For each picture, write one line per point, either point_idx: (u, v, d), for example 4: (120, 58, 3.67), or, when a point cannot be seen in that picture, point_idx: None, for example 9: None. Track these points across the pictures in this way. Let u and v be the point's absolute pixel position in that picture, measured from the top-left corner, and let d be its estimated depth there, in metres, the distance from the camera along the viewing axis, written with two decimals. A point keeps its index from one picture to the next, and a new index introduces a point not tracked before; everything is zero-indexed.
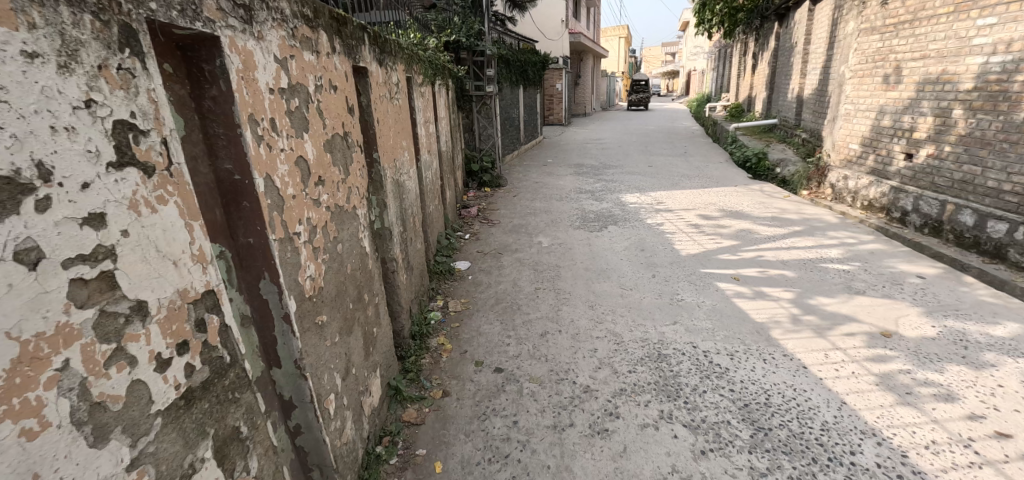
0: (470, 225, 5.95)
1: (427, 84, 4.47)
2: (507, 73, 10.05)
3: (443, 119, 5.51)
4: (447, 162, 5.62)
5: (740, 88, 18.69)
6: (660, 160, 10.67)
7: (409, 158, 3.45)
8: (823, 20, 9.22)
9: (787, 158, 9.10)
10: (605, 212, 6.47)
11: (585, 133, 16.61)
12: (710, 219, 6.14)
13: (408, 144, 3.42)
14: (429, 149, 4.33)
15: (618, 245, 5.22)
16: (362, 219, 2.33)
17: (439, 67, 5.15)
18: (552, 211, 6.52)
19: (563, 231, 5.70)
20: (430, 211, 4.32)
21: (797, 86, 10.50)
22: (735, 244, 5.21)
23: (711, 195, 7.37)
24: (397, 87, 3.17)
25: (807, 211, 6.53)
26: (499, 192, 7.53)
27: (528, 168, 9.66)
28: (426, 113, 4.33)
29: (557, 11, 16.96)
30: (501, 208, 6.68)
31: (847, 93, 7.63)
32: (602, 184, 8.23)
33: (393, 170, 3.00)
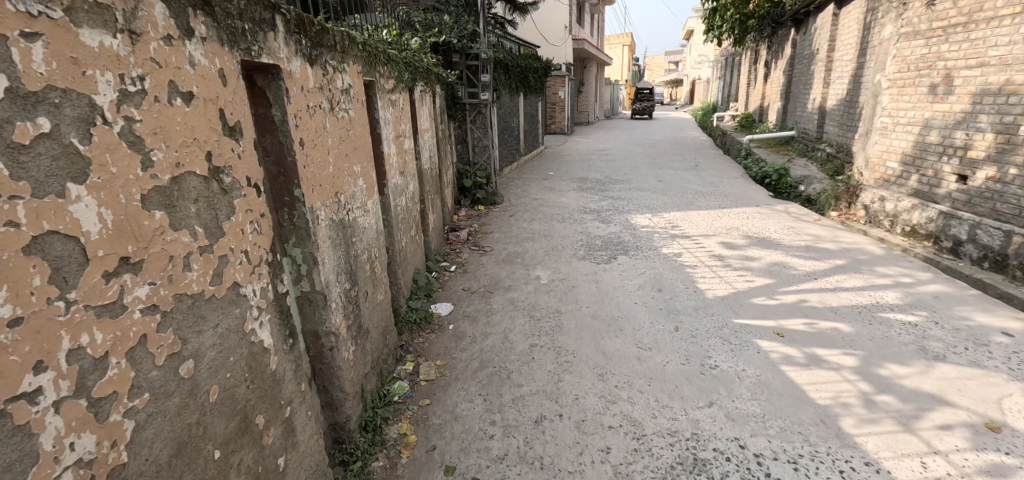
0: (457, 253, 5.12)
1: (404, 91, 3.64)
2: (505, 80, 9.27)
3: (427, 131, 4.68)
4: (430, 181, 4.79)
5: (751, 97, 17.86)
6: (670, 174, 9.87)
7: (366, 187, 2.62)
8: (852, 25, 8.42)
9: (812, 175, 8.27)
10: (613, 237, 5.64)
11: (589, 142, 15.82)
12: (735, 248, 5.31)
13: (364, 168, 2.59)
14: (402, 170, 3.50)
15: (630, 282, 4.37)
16: (258, 299, 1.49)
17: (421, 72, 4.34)
18: (553, 235, 5.70)
19: (566, 263, 4.87)
20: (402, 246, 3.49)
21: (819, 96, 9.71)
22: (769, 284, 4.36)
23: (732, 218, 6.54)
24: (347, 93, 2.34)
25: (846, 239, 5.69)
26: (494, 211, 6.73)
27: (527, 183, 8.84)
28: (401, 125, 3.50)
29: (561, 15, 16.23)
30: (495, 231, 5.87)
31: (884, 105, 6.83)
32: (609, 202, 7.43)
33: (334, 207, 2.16)
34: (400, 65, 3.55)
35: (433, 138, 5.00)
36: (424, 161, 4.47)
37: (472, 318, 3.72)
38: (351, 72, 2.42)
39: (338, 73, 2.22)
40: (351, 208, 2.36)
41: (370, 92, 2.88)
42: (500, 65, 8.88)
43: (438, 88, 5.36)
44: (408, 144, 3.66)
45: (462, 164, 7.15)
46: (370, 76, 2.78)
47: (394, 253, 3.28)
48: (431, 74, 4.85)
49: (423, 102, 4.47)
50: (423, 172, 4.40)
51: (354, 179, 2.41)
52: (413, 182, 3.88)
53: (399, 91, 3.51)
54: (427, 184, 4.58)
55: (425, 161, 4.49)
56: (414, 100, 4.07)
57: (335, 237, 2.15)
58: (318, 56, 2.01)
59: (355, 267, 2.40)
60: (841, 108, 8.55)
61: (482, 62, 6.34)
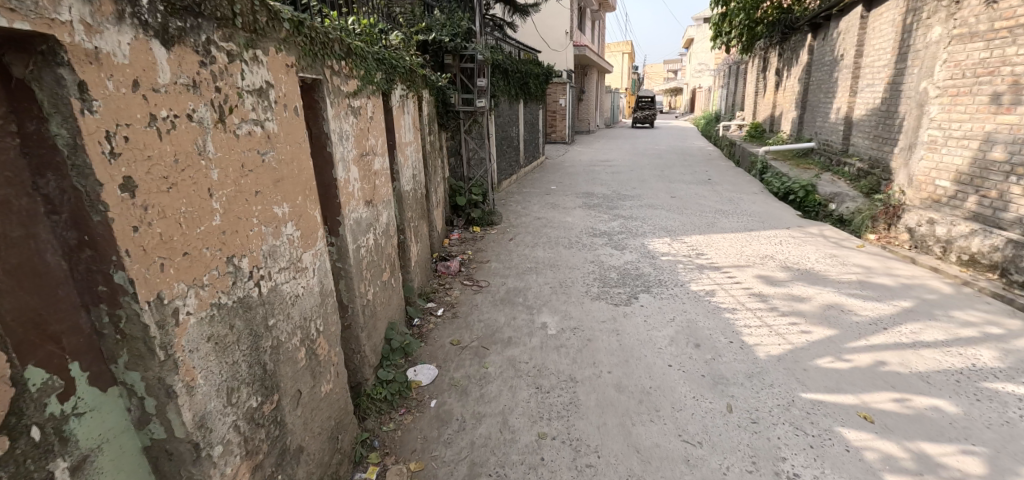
0: (447, 289, 4.26)
1: (375, 94, 2.81)
2: (504, 86, 8.44)
3: (410, 144, 3.84)
4: (414, 204, 3.94)
5: (759, 107, 17.13)
6: (683, 189, 9.05)
7: (301, 234, 1.76)
8: (885, 27, 7.64)
9: (843, 192, 7.45)
10: (630, 268, 4.78)
11: (591, 153, 15.00)
12: (777, 285, 4.46)
13: (298, 207, 1.74)
14: (370, 199, 2.65)
15: (659, 334, 3.49)
16: None
17: (402, 72, 3.51)
18: (559, 265, 4.85)
19: (578, 303, 4.00)
20: (369, 300, 2.61)
21: (845, 105, 8.93)
22: (831, 337, 3.50)
23: (763, 243, 5.70)
24: (263, 96, 1.52)
25: (903, 273, 4.85)
26: (491, 233, 5.87)
27: (527, 198, 7.99)
28: (369, 139, 2.66)
29: (562, 20, 15.45)
30: (492, 258, 5.02)
31: (932, 115, 6.04)
32: (620, 221, 6.59)
33: (223, 283, 1.30)
34: (369, 61, 2.72)
35: (418, 152, 4.17)
36: (405, 180, 3.61)
37: (461, 390, 2.84)
38: (272, 65, 1.59)
39: (238, 64, 1.39)
40: (268, 273, 1.52)
41: (314, 96, 2.06)
42: (499, 70, 8.06)
43: (425, 93, 4.54)
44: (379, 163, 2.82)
45: (455, 178, 6.29)
46: (314, 72, 1.94)
47: (354, 313, 2.42)
48: (415, 77, 4.03)
49: (404, 108, 3.64)
50: (403, 195, 3.54)
51: (275, 224, 1.57)
52: (387, 210, 3.03)
53: (369, 95, 2.67)
54: (409, 209, 3.71)
55: (406, 181, 3.65)
56: (392, 107, 3.25)
57: (229, 330, 1.32)
58: (188, 31, 1.20)
59: (275, 363, 1.55)
60: (874, 119, 7.75)
61: (478, 64, 5.52)
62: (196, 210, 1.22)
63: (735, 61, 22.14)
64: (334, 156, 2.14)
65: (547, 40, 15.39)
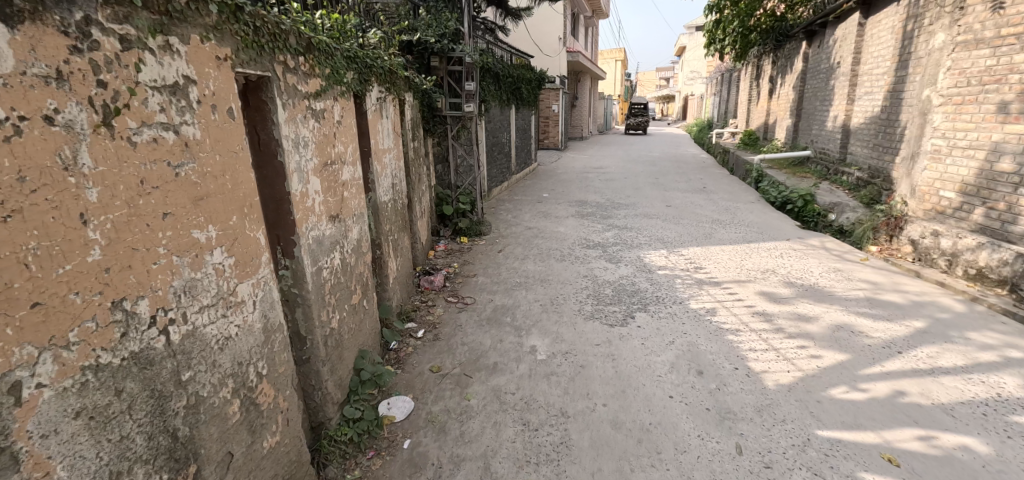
0: (429, 307, 3.95)
1: (344, 96, 2.51)
2: (494, 91, 8.16)
3: (389, 151, 3.54)
4: (394, 215, 3.64)
5: (752, 114, 17.00)
6: (678, 198, 8.80)
7: (234, 261, 1.53)
8: (884, 34, 7.46)
9: (843, 201, 7.23)
10: (625, 284, 4.49)
11: (584, 159, 14.74)
12: (781, 302, 4.20)
13: (230, 228, 1.50)
14: (336, 213, 2.34)
15: (658, 360, 3.20)
16: None
17: (379, 73, 3.21)
18: (550, 279, 4.56)
19: (570, 323, 3.71)
20: (334, 327, 2.30)
21: (842, 113, 8.74)
22: (844, 363, 3.24)
23: (764, 256, 5.44)
24: (178, 93, 1.31)
25: (911, 289, 4.61)
26: (479, 244, 5.57)
27: (518, 207, 7.69)
28: (336, 146, 2.36)
29: (555, 25, 15.23)
30: (479, 272, 4.72)
31: (935, 124, 5.84)
32: (614, 232, 6.32)
33: (99, 337, 1.11)
34: (337, 58, 2.43)
35: (399, 160, 3.87)
36: (382, 191, 3.31)
37: (440, 428, 2.53)
38: (194, 58, 1.36)
39: (137, 52, 1.19)
40: (180, 314, 1.32)
41: (262, 93, 1.76)
42: (489, 74, 7.78)
43: (407, 96, 4.24)
44: (348, 174, 2.52)
45: (441, 186, 5.98)
46: (257, 68, 1.66)
47: (313, 345, 2.10)
48: (396, 79, 3.74)
49: (382, 111, 3.34)
50: (380, 206, 3.23)
51: (194, 255, 1.36)
52: (359, 225, 2.72)
53: (336, 96, 2.37)
54: (387, 221, 3.40)
55: (383, 191, 3.34)
56: (367, 110, 2.95)
57: (112, 393, 1.14)
58: (51, 5, 0.99)
59: (190, 429, 1.34)
60: (873, 127, 7.57)
61: (466, 66, 5.23)
62: (62, 243, 1.05)
63: (728, 68, 22.07)
64: (288, 166, 1.83)
65: (541, 45, 15.16)
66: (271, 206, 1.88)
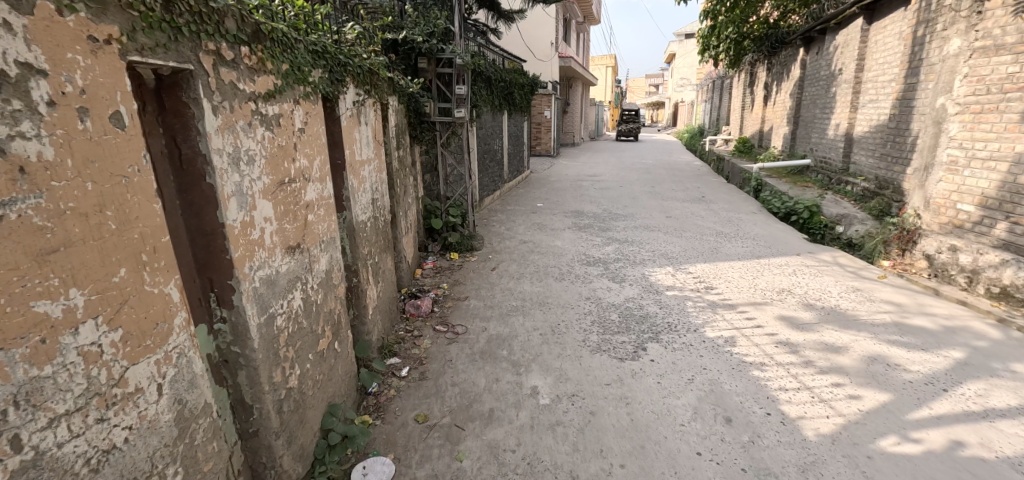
0: (415, 338, 3.48)
1: (309, 99, 2.07)
2: (486, 96, 7.73)
3: (369, 163, 3.09)
4: (375, 234, 3.19)
5: (746, 121, 16.78)
6: (678, 208, 8.43)
7: (112, 344, 1.13)
8: (890, 40, 7.16)
9: (851, 213, 6.90)
10: (633, 308, 4.08)
11: (577, 167, 14.37)
12: (804, 329, 3.80)
13: (103, 299, 1.12)
14: (297, 242, 1.90)
15: (678, 403, 2.79)
16: None
17: (356, 73, 2.76)
18: (550, 303, 4.13)
19: (575, 356, 3.27)
20: (294, 386, 1.84)
21: (845, 121, 8.44)
22: (886, 405, 2.85)
23: (776, 274, 5.06)
24: (6, 88, 0.91)
25: (939, 312, 4.24)
26: (470, 261, 5.13)
27: (512, 218, 7.26)
28: (297, 159, 1.92)
29: (547, 30, 14.90)
30: (471, 294, 4.27)
31: (951, 133, 5.53)
32: (615, 246, 5.91)
33: None
34: (300, 52, 1.99)
35: (381, 171, 3.42)
36: (360, 209, 2.86)
37: None
38: (42, 40, 0.97)
39: None
40: (8, 438, 0.93)
41: (180, 89, 1.33)
42: (481, 78, 7.36)
43: (391, 100, 3.79)
44: (313, 192, 2.08)
45: (430, 197, 5.52)
46: (162, 58, 1.24)
47: (263, 415, 1.65)
48: (377, 81, 3.29)
49: (361, 117, 2.90)
50: (357, 227, 2.78)
51: (38, 340, 0.98)
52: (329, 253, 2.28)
53: (296, 99, 1.93)
54: (366, 243, 2.95)
55: (362, 209, 2.89)
56: (341, 115, 2.51)
57: None
58: None
59: None
60: (880, 136, 7.26)
61: (456, 68, 4.79)
62: None
63: (720, 75, 21.91)
64: (222, 189, 1.40)
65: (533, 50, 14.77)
66: (201, 243, 1.44)
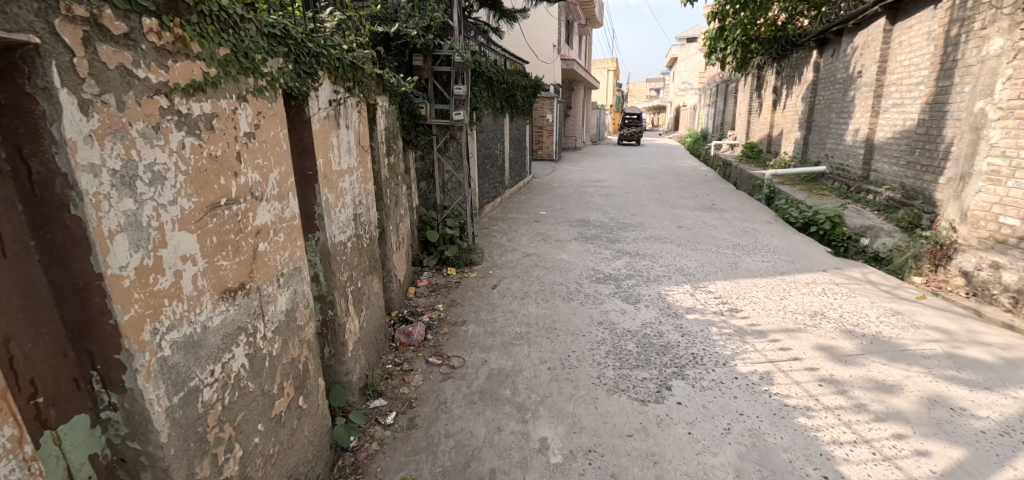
0: (404, 373, 3.02)
1: (264, 95, 1.63)
2: (487, 98, 7.29)
3: (352, 172, 2.65)
4: (358, 256, 2.74)
5: (753, 127, 16.34)
6: (688, 217, 7.98)
7: None
8: (918, 41, 6.70)
9: (876, 224, 6.43)
10: (651, 335, 3.61)
11: (579, 172, 13.94)
12: (848, 363, 3.33)
13: None
14: (242, 281, 1.45)
15: (716, 463, 2.33)
16: None
17: (334, 66, 2.32)
18: (558, 329, 3.65)
19: (590, 398, 2.80)
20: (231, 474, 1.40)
21: (865, 127, 7.99)
22: (963, 464, 2.39)
23: (804, 294, 4.60)
24: None
25: (994, 342, 3.76)
26: (469, 277, 4.67)
27: (513, 227, 6.81)
28: (243, 172, 1.48)
29: (550, 31, 14.48)
30: (469, 317, 3.81)
31: (992, 140, 5.02)
32: (625, 260, 5.45)
33: None
34: (251, 34, 1.54)
35: (366, 181, 2.96)
36: (338, 228, 2.41)
37: None
38: None
39: None
40: None
41: (17, 75, 0.93)
42: (482, 78, 6.91)
43: (380, 101, 3.35)
44: (268, 215, 1.63)
45: (425, 207, 5.06)
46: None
47: None
48: (362, 77, 2.84)
49: (340, 118, 2.45)
50: (334, 250, 2.33)
51: None
52: (291, 287, 1.82)
53: (242, 93, 1.49)
54: (345, 266, 2.50)
55: (340, 229, 2.45)
56: (313, 115, 2.06)
57: None
58: None
59: None
60: (906, 143, 6.79)
61: (455, 66, 4.35)
62: None
63: (724, 79, 21.46)
64: (96, 225, 1.00)
65: (535, 51, 14.35)
66: (75, 303, 1.07)
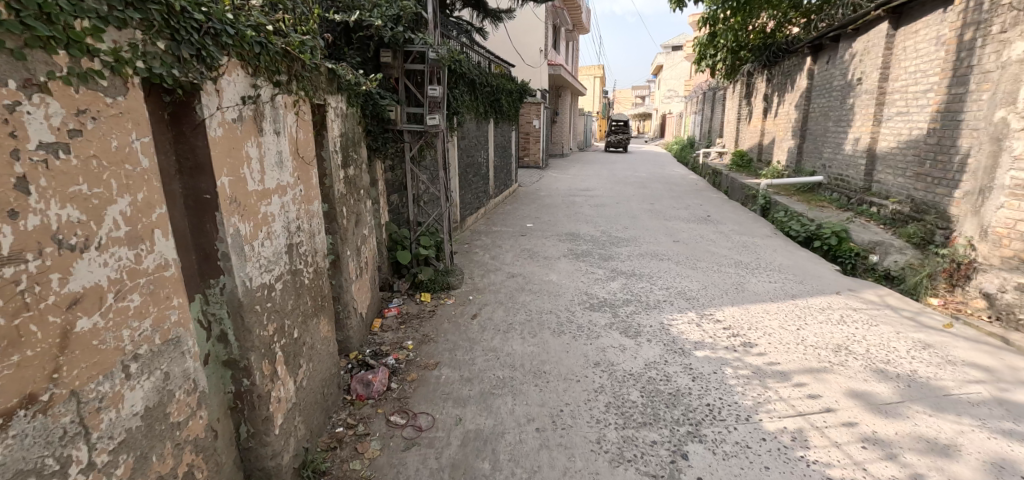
0: (358, 440, 2.43)
1: (97, 83, 1.15)
2: (469, 102, 6.72)
3: (285, 192, 2.05)
4: (294, 298, 2.14)
5: (743, 134, 16.00)
6: (683, 230, 7.50)
7: None
8: (925, 46, 6.33)
9: (885, 240, 5.98)
10: (657, 379, 3.07)
11: (567, 180, 13.44)
12: (889, 415, 2.82)
13: None
14: (27, 392, 1.02)
15: None
16: None
17: (251, 52, 1.73)
18: (548, 373, 3.09)
19: (588, 474, 2.24)
20: None
21: (866, 136, 7.59)
22: None
23: (822, 323, 4.09)
24: None
25: None
26: (444, 304, 4.09)
27: (497, 243, 6.24)
28: (33, 208, 1.02)
29: (536, 35, 14.01)
30: (442, 358, 3.22)
31: (1016, 153, 4.53)
32: (621, 281, 4.92)
33: None
34: None
35: (310, 202, 2.37)
36: (260, 269, 1.81)
37: None
38: None
39: None
40: None
41: None
42: (464, 81, 6.35)
43: (331, 101, 2.75)
44: (99, 270, 1.17)
45: (396, 223, 4.45)
46: None
47: None
48: (303, 71, 2.25)
49: (265, 121, 1.87)
50: (250, 299, 1.73)
51: None
52: (154, 371, 1.33)
53: (35, 79, 1.02)
54: (271, 318, 1.90)
55: (263, 272, 1.84)
56: (208, 118, 1.49)
57: None
58: None
59: None
60: (914, 153, 6.39)
61: (429, 64, 3.79)
62: None
63: (712, 87, 21.21)
64: None
65: (522, 55, 13.85)
66: None
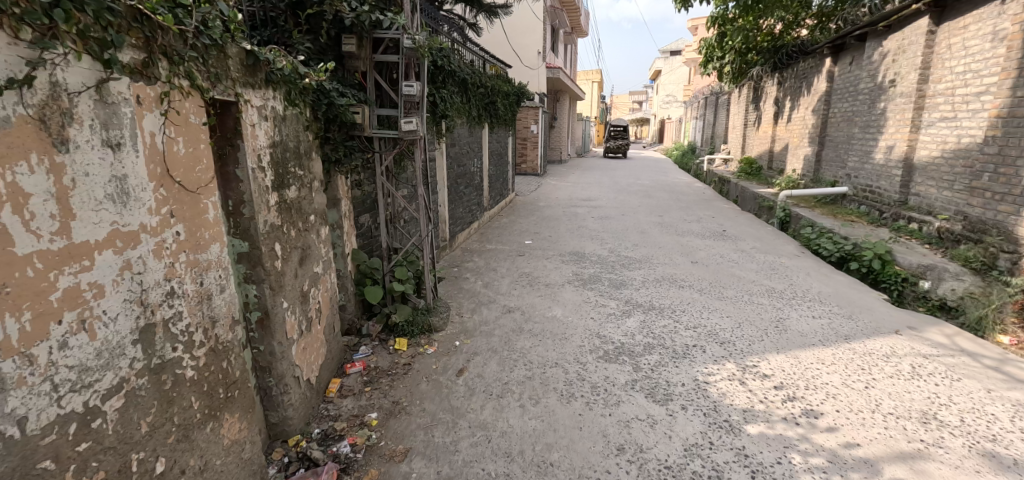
0: None
1: None
2: (460, 105, 5.92)
3: (140, 240, 1.34)
4: (158, 410, 1.39)
5: (751, 140, 15.29)
6: (700, 248, 6.72)
7: None
8: (976, 43, 5.61)
9: (937, 263, 5.18)
10: (703, 475, 2.27)
11: (567, 188, 12.65)
12: None
13: None
14: None
15: None
16: None
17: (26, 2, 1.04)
18: (558, 467, 2.28)
19: None
20: None
21: (901, 144, 6.85)
22: None
23: (892, 377, 3.29)
24: None
25: None
26: (424, 354, 3.27)
27: (490, 265, 5.43)
28: None
29: (535, 36, 13.30)
30: (416, 442, 2.40)
31: None
32: (638, 316, 4.12)
33: None
34: None
35: (202, 249, 1.59)
36: (57, 391, 1.13)
37: None
38: None
39: None
40: None
41: None
42: (455, 80, 5.56)
43: (252, 98, 1.95)
44: None
45: (367, 250, 3.64)
46: None
47: None
48: (185, 48, 1.50)
49: (77, 124, 1.18)
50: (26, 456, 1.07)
51: None
52: None
53: None
54: (90, 468, 1.20)
55: (68, 392, 1.16)
56: None
57: None
58: None
59: None
60: (964, 164, 5.65)
61: (405, 55, 2.99)
62: None
63: (715, 91, 20.55)
64: None
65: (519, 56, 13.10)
66: None
